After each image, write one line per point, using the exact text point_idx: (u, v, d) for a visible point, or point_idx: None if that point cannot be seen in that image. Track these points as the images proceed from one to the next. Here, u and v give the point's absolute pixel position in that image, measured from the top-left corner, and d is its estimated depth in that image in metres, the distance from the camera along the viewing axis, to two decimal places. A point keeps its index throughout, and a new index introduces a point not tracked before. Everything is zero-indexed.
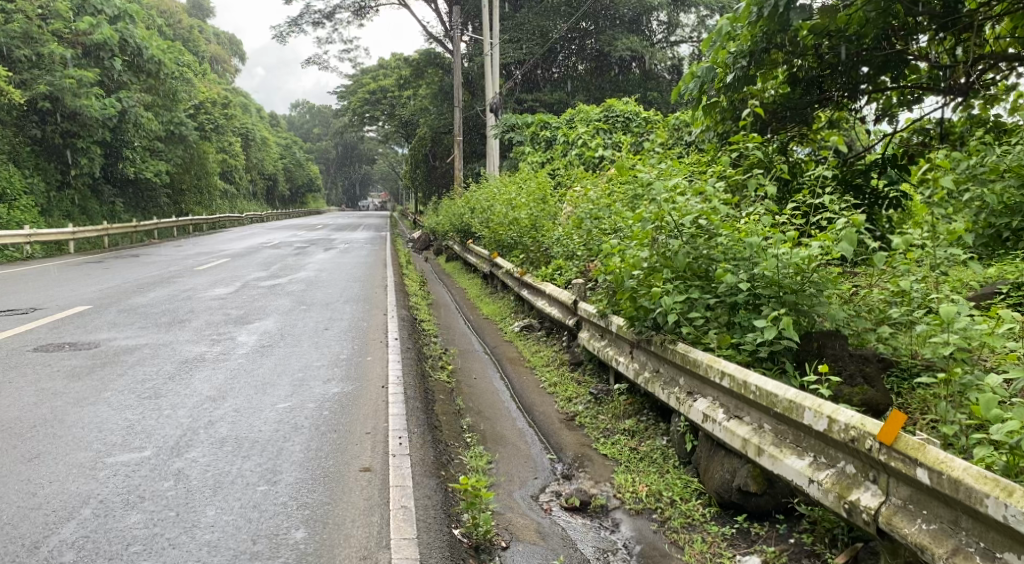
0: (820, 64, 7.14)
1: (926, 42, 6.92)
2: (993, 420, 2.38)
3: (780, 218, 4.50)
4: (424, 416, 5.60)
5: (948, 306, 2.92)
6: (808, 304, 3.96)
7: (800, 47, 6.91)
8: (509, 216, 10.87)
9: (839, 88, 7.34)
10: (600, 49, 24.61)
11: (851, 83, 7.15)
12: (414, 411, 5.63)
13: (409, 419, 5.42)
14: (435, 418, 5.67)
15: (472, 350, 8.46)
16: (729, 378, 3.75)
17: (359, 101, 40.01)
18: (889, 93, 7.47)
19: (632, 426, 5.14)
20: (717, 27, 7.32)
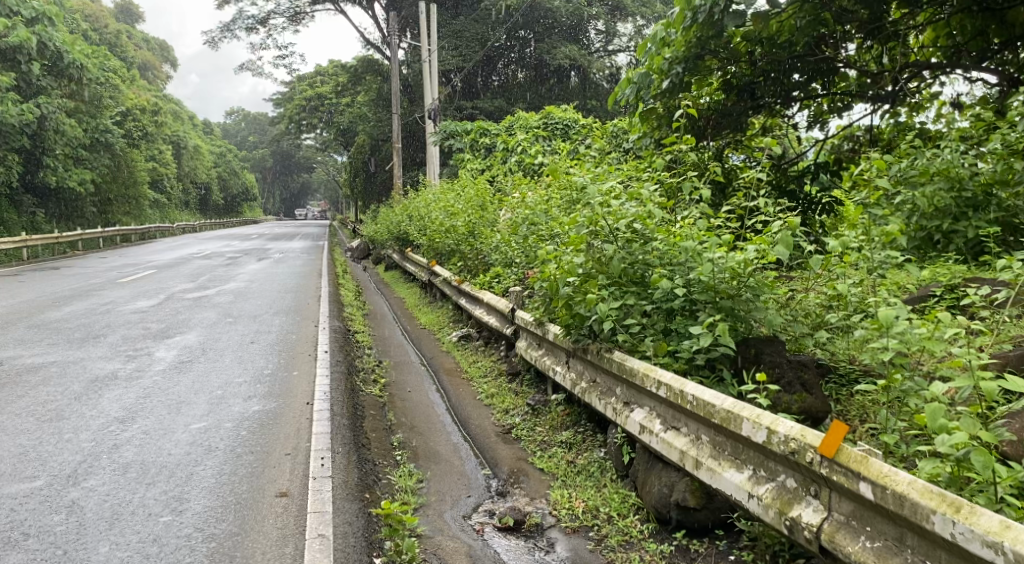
0: (753, 71, 7.19)
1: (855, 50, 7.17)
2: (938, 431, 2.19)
3: (715, 222, 4.38)
4: (352, 434, 5.28)
5: (886, 310, 2.82)
6: (745, 309, 3.87)
7: (733, 53, 6.93)
8: (447, 223, 10.64)
9: (773, 95, 7.41)
10: (539, 58, 24.70)
11: (784, 90, 7.29)
12: (341, 430, 5.31)
13: (335, 438, 5.10)
14: (364, 435, 5.36)
15: (407, 362, 8.13)
16: (666, 387, 3.59)
17: (297, 108, 39.11)
18: (820, 101, 7.65)
19: (570, 438, 4.94)
20: (651, 34, 7.30)
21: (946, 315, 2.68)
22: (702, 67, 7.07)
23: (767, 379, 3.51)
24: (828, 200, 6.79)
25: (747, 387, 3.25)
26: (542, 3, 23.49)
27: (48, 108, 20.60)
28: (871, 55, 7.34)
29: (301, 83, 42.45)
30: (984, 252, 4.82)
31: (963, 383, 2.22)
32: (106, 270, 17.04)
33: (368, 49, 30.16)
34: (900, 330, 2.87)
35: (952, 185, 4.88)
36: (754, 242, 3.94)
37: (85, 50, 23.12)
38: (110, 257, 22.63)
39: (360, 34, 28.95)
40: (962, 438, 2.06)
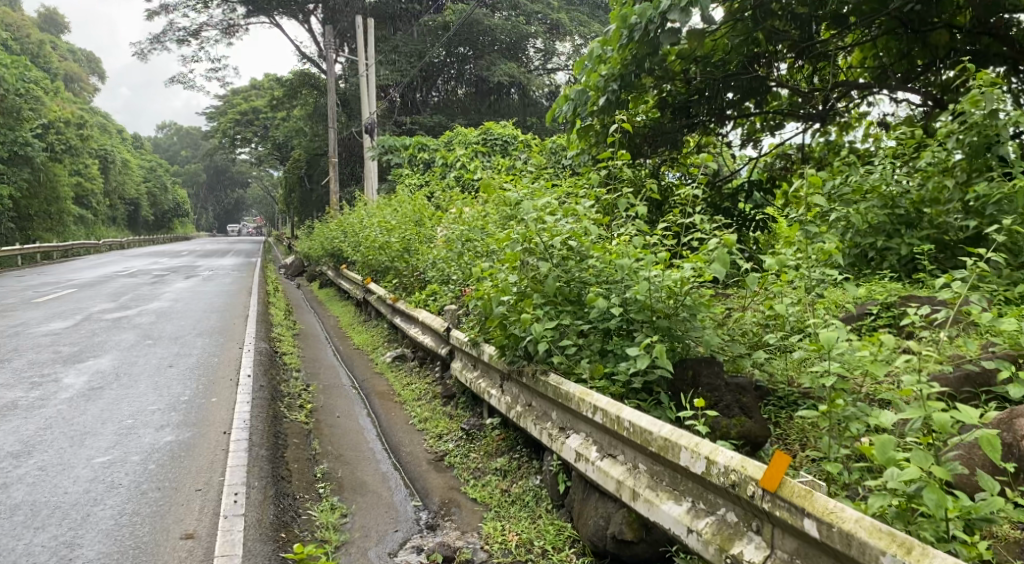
0: (688, 89, 7.36)
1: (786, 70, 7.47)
2: (887, 466, 2.07)
3: (651, 239, 4.25)
4: (272, 465, 4.92)
5: (828, 332, 2.73)
6: (681, 329, 3.75)
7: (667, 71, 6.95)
8: (381, 239, 10.34)
9: (706, 113, 7.56)
10: (478, 75, 24.67)
11: (718, 107, 7.49)
12: (260, 461, 4.94)
13: (252, 470, 4.74)
14: (285, 466, 5.01)
15: (338, 385, 7.74)
16: (601, 412, 3.41)
17: (230, 122, 37.98)
18: (752, 119, 7.77)
19: (504, 465, 4.67)
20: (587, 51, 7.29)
21: (888, 337, 2.60)
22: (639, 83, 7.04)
23: (705, 403, 3.38)
24: (761, 218, 6.83)
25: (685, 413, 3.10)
26: (481, 20, 23.47)
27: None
28: (802, 75, 7.59)
29: (236, 97, 41.38)
30: (916, 269, 4.87)
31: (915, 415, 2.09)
32: (19, 290, 15.96)
33: (304, 63, 29.56)
34: (841, 352, 2.80)
35: (884, 204, 4.89)
36: (690, 260, 3.81)
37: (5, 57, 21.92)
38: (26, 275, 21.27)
39: (296, 48, 28.41)
40: (915, 474, 1.96)
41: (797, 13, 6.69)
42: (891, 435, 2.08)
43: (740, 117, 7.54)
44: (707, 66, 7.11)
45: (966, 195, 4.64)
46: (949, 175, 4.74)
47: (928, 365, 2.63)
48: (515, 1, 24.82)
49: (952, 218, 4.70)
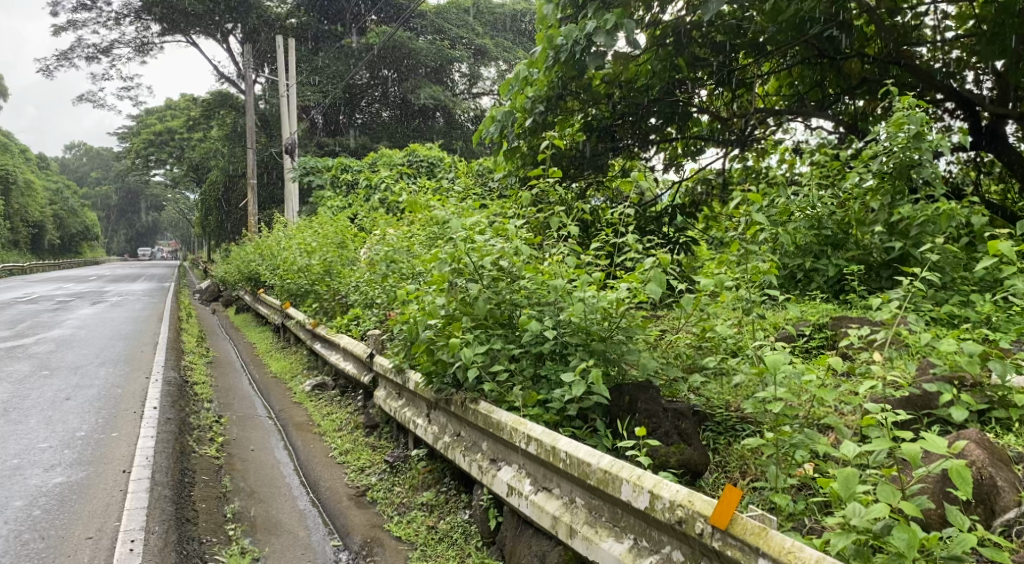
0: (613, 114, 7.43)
1: (706, 97, 7.56)
2: (850, 504, 1.93)
3: (585, 258, 4.07)
4: (175, 507, 4.45)
5: (774, 354, 2.60)
6: (616, 353, 3.60)
7: (592, 95, 7.10)
8: (301, 261, 9.92)
9: (631, 136, 7.62)
10: (403, 98, 24.37)
11: (642, 133, 7.57)
12: (161, 503, 4.46)
13: (152, 513, 4.26)
14: (190, 508, 4.55)
15: (252, 416, 7.22)
16: (536, 443, 3.19)
17: (142, 142, 36.22)
18: (675, 144, 7.87)
19: (431, 500, 4.37)
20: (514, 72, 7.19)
21: (834, 360, 2.52)
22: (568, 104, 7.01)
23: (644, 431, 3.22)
24: (687, 239, 6.85)
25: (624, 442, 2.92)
26: (405, 42, 23.36)
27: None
28: (720, 101, 7.69)
29: (149, 116, 39.66)
30: (842, 289, 4.95)
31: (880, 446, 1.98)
32: None
33: (221, 83, 28.61)
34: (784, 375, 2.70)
35: (811, 225, 4.95)
36: (625, 280, 3.70)
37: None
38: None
39: (214, 68, 27.48)
40: (881, 511, 1.84)
41: (716, 41, 6.90)
42: (854, 468, 1.97)
43: (665, 141, 7.62)
44: (631, 90, 7.18)
45: (890, 216, 4.72)
46: (871, 198, 4.84)
47: (874, 389, 2.56)
48: (439, 25, 24.91)
49: (875, 238, 4.79)
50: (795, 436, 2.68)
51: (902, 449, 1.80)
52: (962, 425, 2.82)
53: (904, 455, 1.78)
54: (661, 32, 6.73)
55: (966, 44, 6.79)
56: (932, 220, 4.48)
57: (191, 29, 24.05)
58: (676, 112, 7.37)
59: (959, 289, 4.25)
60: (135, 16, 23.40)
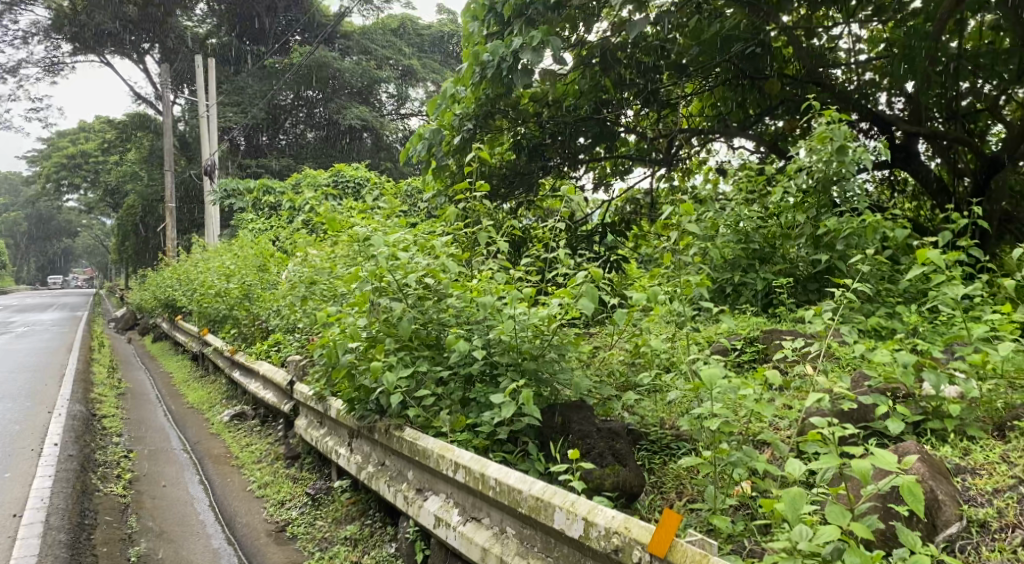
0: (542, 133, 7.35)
1: (632, 118, 7.62)
2: (797, 533, 1.77)
3: (515, 274, 3.89)
4: (70, 553, 3.96)
5: (710, 369, 2.50)
6: (549, 371, 3.46)
7: (521, 114, 7.08)
8: (219, 285, 9.43)
9: (560, 156, 7.52)
10: (330, 119, 23.95)
11: (571, 153, 7.48)
12: (53, 551, 3.95)
13: (42, 562, 3.79)
14: (88, 554, 4.04)
15: (165, 449, 6.66)
16: (464, 469, 2.99)
17: (52, 165, 34.33)
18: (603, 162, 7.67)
19: (355, 533, 4.08)
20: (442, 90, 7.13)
21: (771, 374, 2.45)
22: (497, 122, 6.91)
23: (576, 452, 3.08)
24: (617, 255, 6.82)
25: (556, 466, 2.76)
26: (331, 62, 23.03)
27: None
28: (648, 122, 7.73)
29: (61, 139, 37.75)
30: (770, 302, 4.97)
31: (827, 463, 1.86)
32: None
33: (139, 104, 27.49)
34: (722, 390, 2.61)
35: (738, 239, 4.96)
36: (557, 295, 3.51)
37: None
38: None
39: (131, 88, 26.40)
40: (830, 536, 1.69)
41: (641, 61, 7.00)
42: (800, 487, 1.84)
43: (593, 160, 7.60)
44: (559, 109, 7.18)
45: (814, 229, 4.79)
46: (797, 212, 4.89)
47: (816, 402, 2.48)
48: (365, 47, 24.71)
49: (800, 251, 4.84)
50: (733, 453, 2.58)
51: (852, 466, 1.67)
52: (897, 438, 2.77)
53: (853, 472, 1.65)
54: (587, 52, 6.88)
55: (877, 68, 7.11)
56: (856, 234, 4.55)
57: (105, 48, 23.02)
58: (603, 132, 7.39)
59: (884, 301, 4.33)
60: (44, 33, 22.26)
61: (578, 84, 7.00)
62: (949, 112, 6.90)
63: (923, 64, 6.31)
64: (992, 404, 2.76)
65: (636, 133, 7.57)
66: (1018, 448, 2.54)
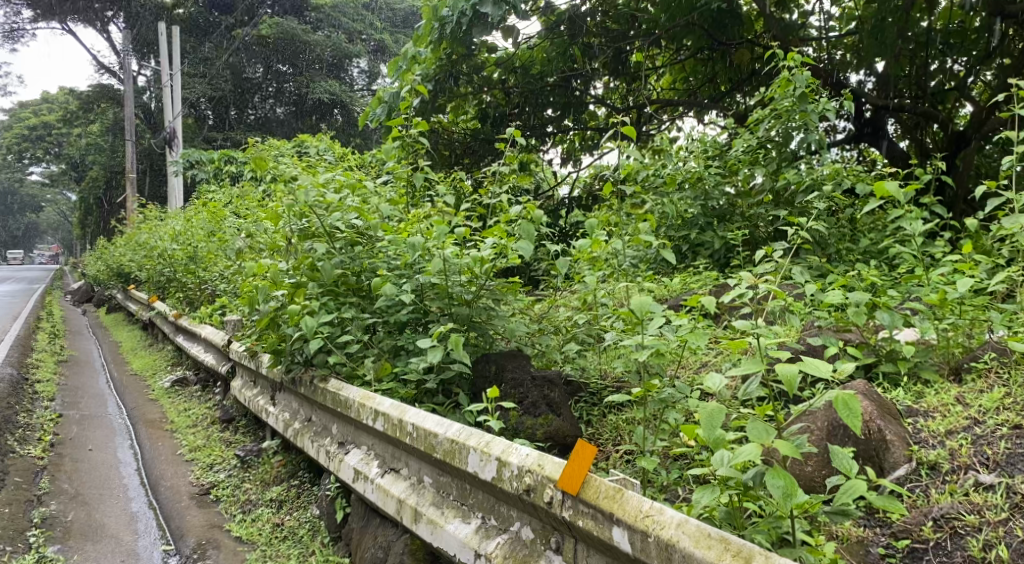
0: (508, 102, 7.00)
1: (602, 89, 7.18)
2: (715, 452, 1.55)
3: (451, 216, 3.66)
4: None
5: (642, 300, 2.29)
6: (483, 318, 3.26)
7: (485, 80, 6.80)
8: (167, 250, 9.04)
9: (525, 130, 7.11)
10: (299, 93, 23.35)
11: (538, 124, 7.02)
12: None
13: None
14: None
15: (99, 414, 6.08)
16: (383, 418, 2.74)
17: (12, 136, 32.98)
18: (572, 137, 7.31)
19: (280, 495, 3.80)
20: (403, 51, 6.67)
21: (707, 301, 2.23)
22: (460, 86, 6.68)
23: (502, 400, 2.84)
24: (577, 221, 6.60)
25: (476, 408, 2.56)
26: (299, 35, 22.35)
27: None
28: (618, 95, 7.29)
29: (22, 110, 36.45)
30: (729, 263, 4.76)
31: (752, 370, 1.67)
32: None
33: (101, 74, 26.47)
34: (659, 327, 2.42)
35: (697, 196, 4.75)
36: (491, 236, 3.26)
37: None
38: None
39: (92, 56, 25.43)
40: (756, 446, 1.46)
41: (610, 30, 6.74)
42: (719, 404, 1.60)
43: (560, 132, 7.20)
44: (524, 76, 6.82)
45: (775, 183, 4.57)
46: (757, 167, 4.69)
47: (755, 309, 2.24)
48: (336, 20, 24.08)
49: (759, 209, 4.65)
50: (666, 392, 2.40)
51: (778, 373, 1.47)
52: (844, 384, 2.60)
53: (779, 374, 1.45)
54: (555, 19, 6.57)
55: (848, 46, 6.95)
56: (819, 187, 4.36)
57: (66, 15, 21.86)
58: (571, 101, 7.01)
59: (844, 260, 4.16)
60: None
61: (546, 51, 6.75)
62: (920, 93, 6.64)
63: (892, 41, 6.21)
64: (949, 347, 2.59)
65: (607, 105, 7.20)
66: (974, 389, 2.36)
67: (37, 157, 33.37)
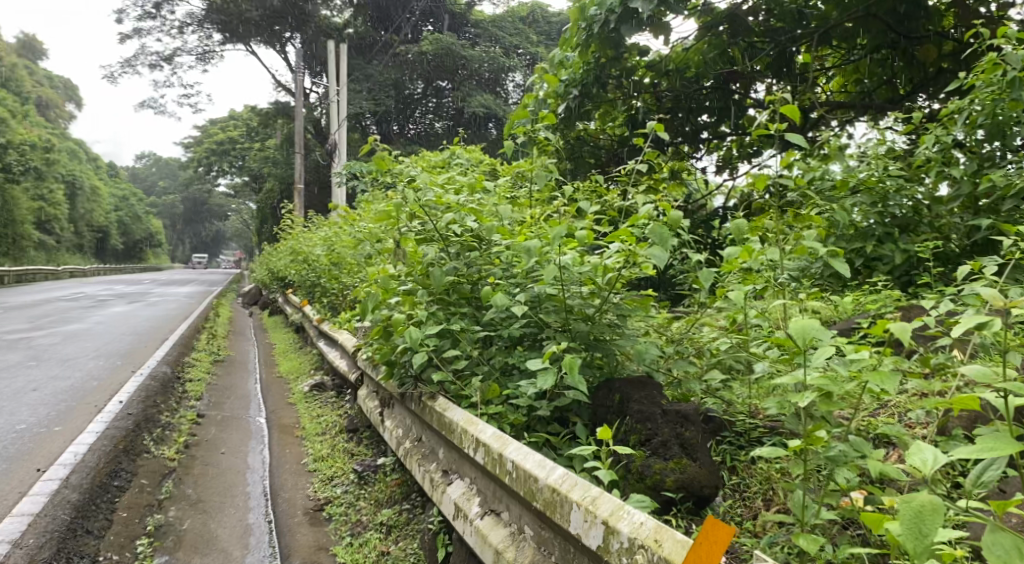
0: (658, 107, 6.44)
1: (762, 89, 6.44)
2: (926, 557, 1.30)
3: (576, 216, 3.23)
4: (85, 500, 3.25)
5: (803, 324, 1.74)
6: (608, 336, 2.81)
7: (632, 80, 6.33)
8: (314, 257, 9.33)
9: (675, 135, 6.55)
10: (457, 108, 23.61)
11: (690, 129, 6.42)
12: (57, 510, 3.05)
13: (54, 502, 3.12)
14: (102, 513, 3.27)
15: (239, 417, 6.17)
16: (483, 449, 2.38)
17: (203, 150, 36.29)
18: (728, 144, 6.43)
19: (390, 519, 3.54)
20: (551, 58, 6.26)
21: (897, 328, 1.65)
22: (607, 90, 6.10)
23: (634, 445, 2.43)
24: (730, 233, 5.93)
25: (583, 449, 2.16)
26: (458, 50, 22.46)
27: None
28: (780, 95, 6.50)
29: (214, 126, 40.23)
30: (913, 281, 3.95)
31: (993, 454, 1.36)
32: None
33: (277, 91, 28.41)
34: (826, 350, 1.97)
35: (874, 201, 3.98)
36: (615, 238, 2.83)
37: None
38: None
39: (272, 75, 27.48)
40: None
41: (774, 29, 5.84)
42: (936, 498, 1.34)
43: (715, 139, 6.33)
44: (678, 79, 6.17)
45: (973, 187, 3.77)
46: (952, 166, 3.89)
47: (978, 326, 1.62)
48: (495, 35, 24.09)
49: (956, 218, 3.85)
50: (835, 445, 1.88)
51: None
52: None
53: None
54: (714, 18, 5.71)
55: None
56: None
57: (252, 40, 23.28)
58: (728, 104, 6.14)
59: None
60: (198, 25, 22.59)
61: (702, 53, 5.93)
62: None
63: None
64: None
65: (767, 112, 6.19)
66: None
67: (223, 170, 36.55)
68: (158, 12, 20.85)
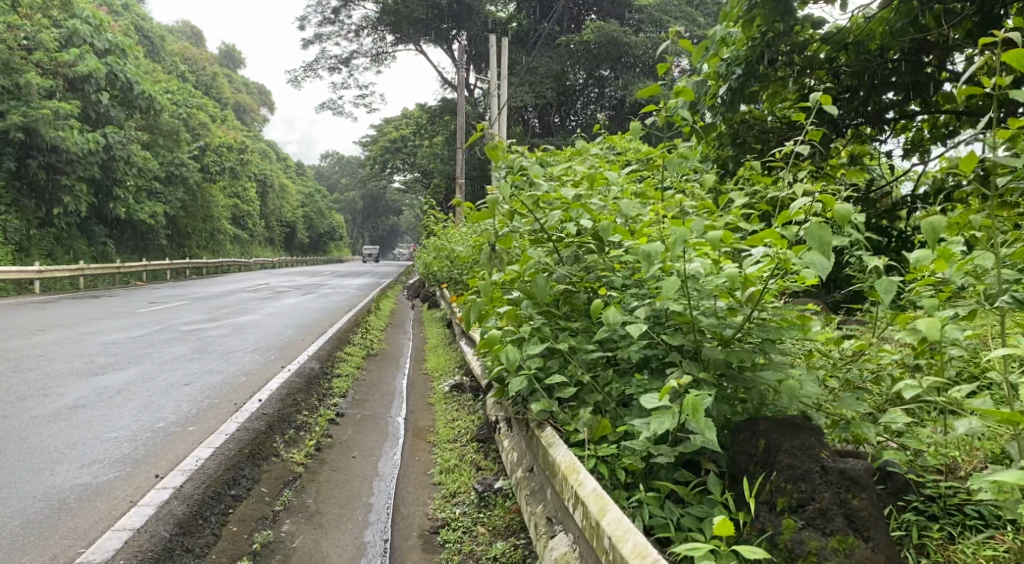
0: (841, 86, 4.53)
1: None
2: None
3: (712, 210, 2.68)
4: (191, 515, 3.20)
5: None
6: (749, 364, 2.25)
7: None
8: (455, 254, 9.16)
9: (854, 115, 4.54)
10: (620, 98, 22.03)
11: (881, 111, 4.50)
12: (158, 527, 3.01)
13: (159, 516, 3.09)
14: (209, 527, 3.21)
15: (378, 416, 6.08)
16: (582, 510, 1.95)
17: (378, 149, 37.99)
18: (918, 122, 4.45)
19: (504, 554, 3.09)
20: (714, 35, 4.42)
21: None
22: (776, 68, 4.34)
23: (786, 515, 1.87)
24: None
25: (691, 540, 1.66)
26: (621, 37, 20.71)
27: (174, 153, 20.39)
28: None
29: (389, 126, 41.91)
30: None
31: None
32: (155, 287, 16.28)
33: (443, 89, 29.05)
34: None
35: None
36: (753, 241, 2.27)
37: (193, 91, 23.04)
38: (182, 275, 22.08)
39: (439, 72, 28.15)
40: None
41: None
42: None
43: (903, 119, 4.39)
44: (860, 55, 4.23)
45: None
46: None
47: None
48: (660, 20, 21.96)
49: None
50: None
51: None
52: None
53: None
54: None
55: None
56: None
57: (419, 40, 23.86)
58: (920, 79, 4.16)
59: None
60: (372, 28, 23.65)
61: (888, 22, 4.04)
62: None
63: None
64: None
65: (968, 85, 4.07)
66: None
67: (396, 166, 38.13)
68: (336, 18, 22.15)
